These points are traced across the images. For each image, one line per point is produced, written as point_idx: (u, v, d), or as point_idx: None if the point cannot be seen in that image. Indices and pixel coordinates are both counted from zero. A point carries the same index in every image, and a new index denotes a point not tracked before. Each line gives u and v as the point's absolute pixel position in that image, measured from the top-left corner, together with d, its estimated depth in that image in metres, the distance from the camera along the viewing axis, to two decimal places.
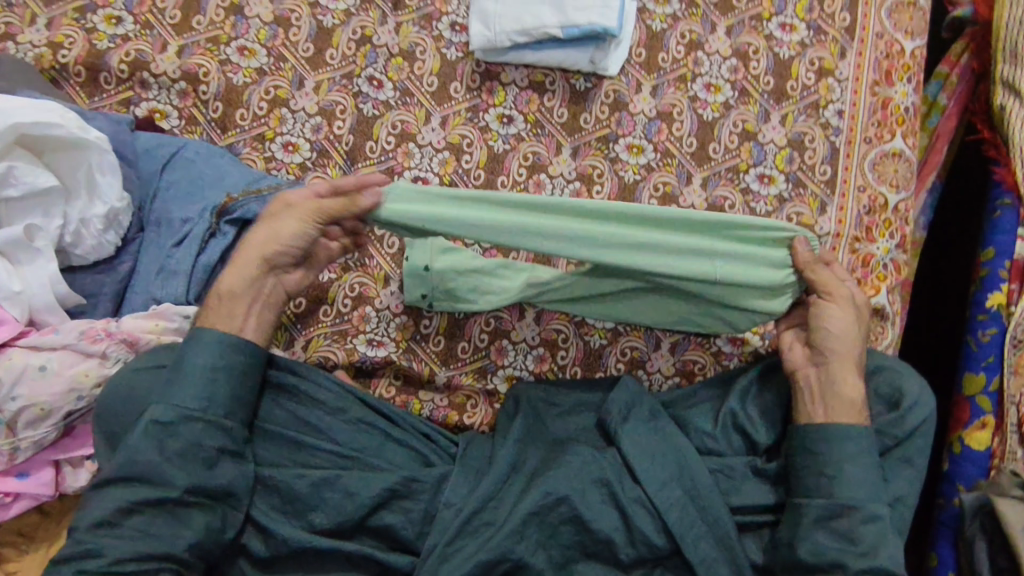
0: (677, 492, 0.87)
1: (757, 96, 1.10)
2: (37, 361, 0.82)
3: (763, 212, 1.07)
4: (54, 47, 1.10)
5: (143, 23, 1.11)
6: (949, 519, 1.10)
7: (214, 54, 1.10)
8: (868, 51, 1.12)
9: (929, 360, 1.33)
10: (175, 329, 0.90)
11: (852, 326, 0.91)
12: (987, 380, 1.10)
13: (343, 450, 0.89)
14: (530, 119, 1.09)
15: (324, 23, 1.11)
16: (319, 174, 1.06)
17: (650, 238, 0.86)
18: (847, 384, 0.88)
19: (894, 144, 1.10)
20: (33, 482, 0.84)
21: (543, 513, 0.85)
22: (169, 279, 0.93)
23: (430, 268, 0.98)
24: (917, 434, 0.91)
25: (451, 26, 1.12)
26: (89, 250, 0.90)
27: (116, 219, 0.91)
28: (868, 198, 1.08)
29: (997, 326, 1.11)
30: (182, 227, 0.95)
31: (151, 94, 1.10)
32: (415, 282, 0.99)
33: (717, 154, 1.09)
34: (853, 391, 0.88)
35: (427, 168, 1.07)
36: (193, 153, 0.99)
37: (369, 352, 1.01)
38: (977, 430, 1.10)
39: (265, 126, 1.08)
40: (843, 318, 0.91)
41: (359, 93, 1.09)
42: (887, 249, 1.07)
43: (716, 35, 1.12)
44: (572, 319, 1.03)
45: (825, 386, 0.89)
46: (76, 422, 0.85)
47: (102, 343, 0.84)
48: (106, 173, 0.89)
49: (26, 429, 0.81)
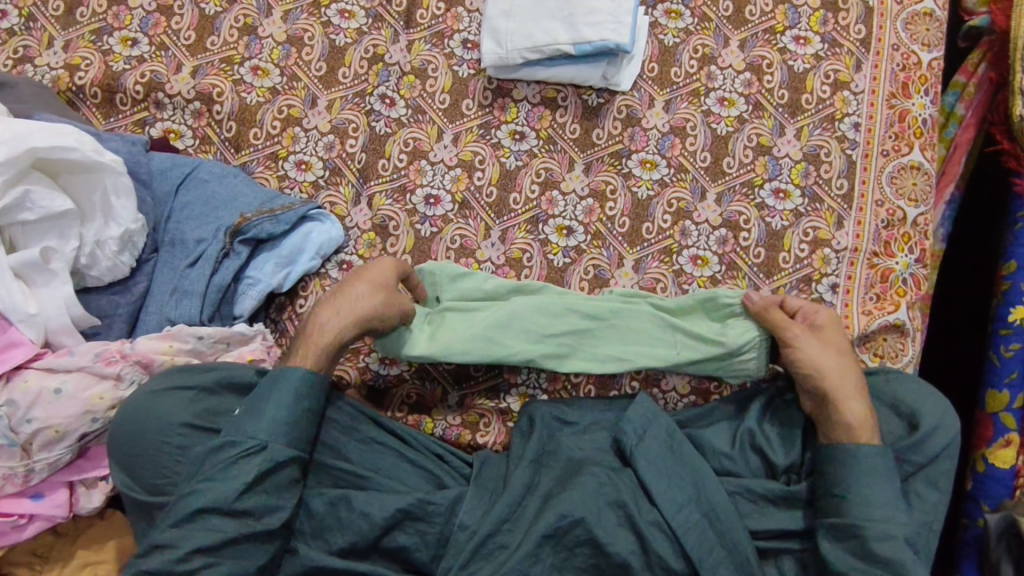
0: (695, 515, 0.85)
1: (771, 110, 1.09)
2: (52, 383, 0.82)
3: (779, 227, 1.06)
4: (71, 70, 1.11)
5: (158, 44, 1.12)
6: (972, 539, 1.08)
7: (227, 74, 1.11)
8: (884, 64, 1.10)
9: (950, 378, 1.30)
10: (190, 350, 0.90)
11: (829, 351, 0.93)
12: (1011, 398, 1.08)
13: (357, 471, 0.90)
14: (543, 135, 1.09)
15: (336, 42, 1.12)
16: (331, 192, 1.07)
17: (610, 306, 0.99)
18: (850, 408, 0.88)
19: (912, 157, 1.08)
20: (48, 503, 0.83)
21: (559, 535, 0.83)
22: (183, 299, 0.93)
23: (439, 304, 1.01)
24: (943, 454, 0.88)
25: (463, 44, 1.12)
26: (104, 272, 0.91)
27: (131, 241, 0.92)
28: (886, 212, 1.06)
29: (1021, 342, 1.08)
30: (196, 248, 0.95)
31: (166, 114, 1.11)
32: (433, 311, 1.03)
33: (731, 169, 1.08)
34: (863, 415, 0.88)
35: (439, 185, 1.07)
36: (207, 173, 0.99)
37: (381, 370, 1.01)
38: (1002, 447, 1.07)
39: (278, 145, 1.09)
40: (817, 343, 0.94)
41: (371, 111, 1.09)
42: (906, 263, 1.06)
43: (729, 49, 1.11)
44: None
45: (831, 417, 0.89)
46: (90, 443, 0.85)
47: (117, 365, 0.85)
48: (121, 196, 0.90)
49: (42, 451, 0.81)
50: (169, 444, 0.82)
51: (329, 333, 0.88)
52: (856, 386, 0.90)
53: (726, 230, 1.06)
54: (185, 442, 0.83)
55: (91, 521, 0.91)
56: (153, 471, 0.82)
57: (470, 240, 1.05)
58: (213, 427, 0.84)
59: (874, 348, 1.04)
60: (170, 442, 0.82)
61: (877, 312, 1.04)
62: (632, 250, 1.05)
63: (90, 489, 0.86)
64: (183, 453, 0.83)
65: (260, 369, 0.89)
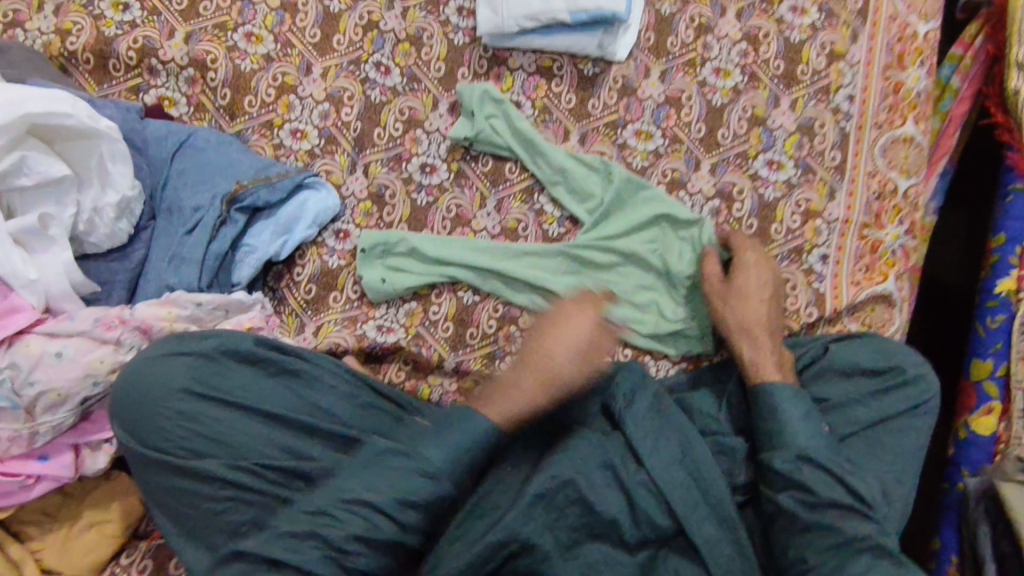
0: (682, 475, 0.88)
1: (766, 81, 1.09)
2: (53, 347, 0.83)
3: (772, 198, 1.07)
4: (63, 35, 1.10)
5: (150, 10, 1.11)
6: (953, 502, 1.12)
7: (221, 40, 1.10)
8: (880, 35, 1.10)
9: (937, 350, 1.32)
10: (188, 316, 0.91)
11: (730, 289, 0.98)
12: (995, 366, 1.11)
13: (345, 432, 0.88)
14: (538, 105, 1.09)
15: (330, 8, 1.11)
16: (327, 161, 1.07)
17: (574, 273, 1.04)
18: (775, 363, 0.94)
19: (905, 130, 1.08)
20: (53, 464, 0.85)
21: (549, 496, 0.85)
22: (181, 267, 0.94)
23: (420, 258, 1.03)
24: (921, 416, 0.91)
25: (459, 11, 1.11)
26: (103, 239, 0.91)
27: (128, 209, 0.92)
28: (878, 183, 1.08)
29: (1007, 312, 1.11)
30: (193, 216, 0.96)
31: (160, 81, 1.10)
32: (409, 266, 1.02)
33: (726, 140, 1.08)
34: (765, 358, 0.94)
35: (434, 155, 1.07)
36: (202, 141, 1.00)
37: (378, 338, 1.02)
38: (983, 415, 1.11)
39: (274, 113, 1.08)
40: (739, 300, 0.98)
41: (366, 79, 1.09)
42: (897, 235, 1.06)
43: (726, 19, 1.11)
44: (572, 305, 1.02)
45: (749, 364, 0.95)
46: (93, 406, 0.87)
47: (116, 330, 0.86)
48: (117, 163, 0.90)
49: (45, 414, 0.82)
50: (170, 409, 0.83)
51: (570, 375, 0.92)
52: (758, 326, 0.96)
53: (719, 201, 1.07)
54: (183, 409, 0.83)
55: (98, 482, 0.93)
56: (151, 435, 0.83)
57: (465, 210, 1.06)
58: (214, 393, 0.84)
59: (862, 317, 1.05)
60: (170, 407, 0.83)
61: (866, 283, 1.05)
62: None
63: (95, 452, 0.88)
64: (182, 419, 0.83)
65: (256, 337, 0.89)
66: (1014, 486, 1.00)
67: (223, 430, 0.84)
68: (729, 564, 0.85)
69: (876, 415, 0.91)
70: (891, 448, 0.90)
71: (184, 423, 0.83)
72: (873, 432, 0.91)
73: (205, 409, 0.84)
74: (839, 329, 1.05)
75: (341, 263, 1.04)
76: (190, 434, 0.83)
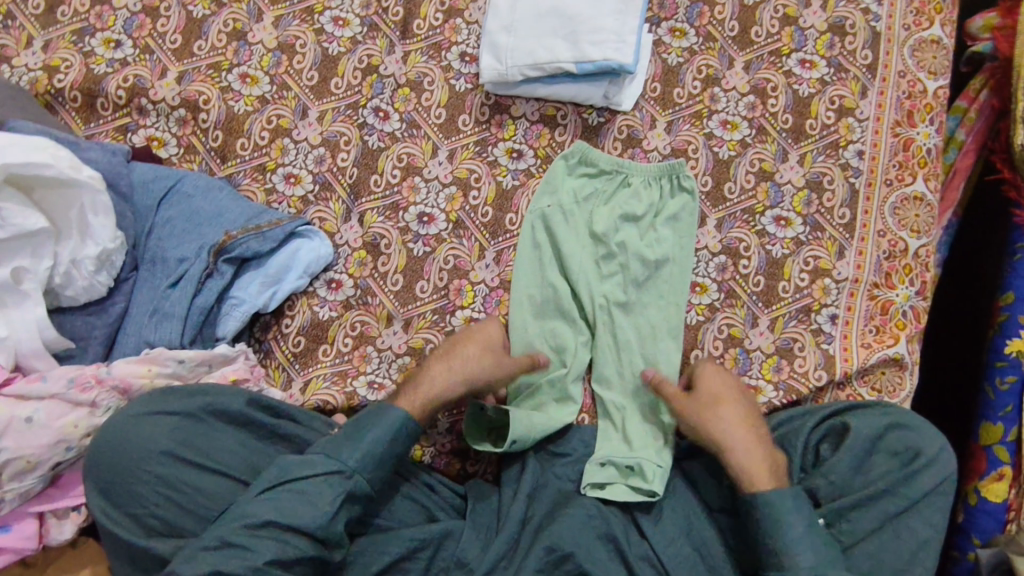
0: (686, 548, 0.88)
1: (774, 135, 1.07)
2: (23, 412, 0.77)
3: (780, 255, 1.04)
4: (50, 72, 1.06)
5: (142, 48, 1.08)
6: (964, 573, 1.08)
7: (215, 80, 1.06)
8: (890, 91, 1.08)
9: (938, 406, 1.30)
10: (170, 373, 0.87)
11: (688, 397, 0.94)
12: (1005, 431, 1.08)
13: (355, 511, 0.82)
14: (541, 154, 1.06)
15: (329, 51, 1.08)
16: (321, 208, 1.03)
17: (616, 316, 1.01)
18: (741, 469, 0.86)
19: (915, 188, 1.07)
20: (14, 535, 0.79)
21: (549, 570, 0.85)
22: (162, 322, 0.89)
23: (539, 243, 1.02)
24: (938, 491, 0.87)
25: (461, 57, 1.08)
26: (79, 292, 0.86)
27: (109, 260, 0.87)
28: (888, 243, 1.05)
29: (1017, 374, 1.08)
30: (178, 267, 0.92)
31: (149, 121, 1.06)
32: (529, 288, 1.01)
33: (733, 195, 1.06)
34: (759, 459, 0.87)
35: (433, 204, 1.04)
36: (191, 187, 0.96)
37: (370, 396, 0.97)
38: (994, 481, 1.08)
39: (266, 157, 1.05)
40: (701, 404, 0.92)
41: (364, 124, 1.06)
42: (907, 295, 1.04)
43: (734, 70, 1.09)
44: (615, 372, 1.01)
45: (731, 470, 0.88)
46: (64, 471, 0.82)
47: (92, 392, 0.81)
48: (98, 214, 0.85)
49: (10, 482, 0.77)
50: (147, 473, 0.79)
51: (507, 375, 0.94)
52: (739, 426, 0.89)
53: (726, 257, 1.04)
54: (160, 473, 0.79)
55: (60, 550, 0.86)
56: (122, 498, 0.79)
57: (463, 261, 1.02)
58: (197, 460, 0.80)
59: (872, 382, 1.02)
60: (148, 470, 0.79)
61: (877, 346, 1.02)
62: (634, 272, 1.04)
63: (61, 519, 0.82)
64: (160, 484, 0.79)
65: (251, 399, 0.85)
66: None
67: (205, 497, 0.80)
68: None
69: (895, 499, 0.87)
70: (908, 528, 0.86)
71: (163, 488, 0.79)
72: (891, 513, 0.86)
73: (187, 474, 0.80)
74: (849, 393, 1.02)
75: (333, 314, 0.99)
76: (165, 503, 0.79)
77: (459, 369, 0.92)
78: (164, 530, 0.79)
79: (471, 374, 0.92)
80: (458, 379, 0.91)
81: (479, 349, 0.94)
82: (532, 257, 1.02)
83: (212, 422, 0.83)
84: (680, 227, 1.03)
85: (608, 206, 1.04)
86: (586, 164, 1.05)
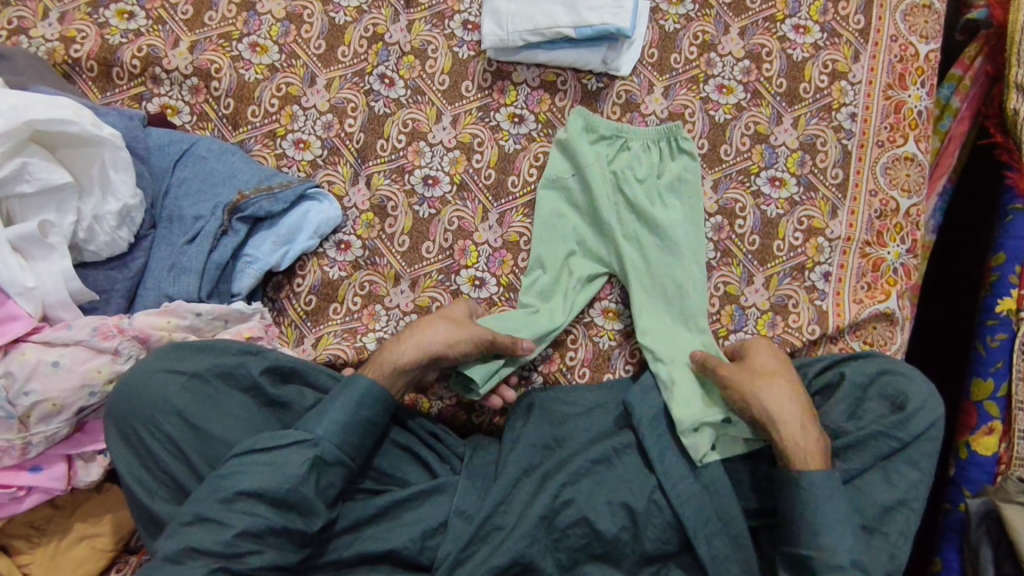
0: (696, 486, 0.89)
1: (769, 98, 1.10)
2: (49, 356, 0.83)
3: (774, 215, 1.07)
4: (66, 42, 1.10)
5: (155, 18, 1.11)
6: (955, 523, 1.10)
7: (225, 50, 1.10)
8: (882, 55, 1.11)
9: (934, 366, 1.33)
10: (187, 326, 0.91)
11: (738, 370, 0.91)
12: (995, 386, 1.10)
13: (356, 460, 0.85)
14: (542, 119, 1.09)
15: (335, 20, 1.11)
16: (329, 172, 1.07)
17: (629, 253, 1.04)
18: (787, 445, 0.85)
19: (906, 149, 1.09)
20: (45, 476, 0.85)
21: (552, 516, 0.87)
22: (180, 276, 0.93)
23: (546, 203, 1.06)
24: (927, 436, 0.90)
25: (463, 25, 1.11)
26: (102, 247, 0.91)
27: (129, 216, 0.92)
28: (880, 202, 1.08)
29: (1007, 332, 1.10)
30: (195, 224, 0.96)
31: (163, 90, 1.10)
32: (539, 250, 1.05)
33: (729, 156, 1.09)
34: (813, 442, 0.85)
35: (437, 167, 1.07)
36: (205, 150, 1.00)
37: None
38: (984, 435, 1.10)
39: (277, 123, 1.08)
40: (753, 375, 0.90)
41: (370, 90, 1.09)
42: (898, 253, 1.07)
43: (730, 36, 1.11)
44: (618, 330, 1.04)
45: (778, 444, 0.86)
46: (88, 417, 0.86)
47: (114, 340, 0.85)
48: (120, 170, 0.90)
49: (39, 424, 0.82)
50: (160, 430, 0.83)
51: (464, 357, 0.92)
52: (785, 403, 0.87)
53: (722, 217, 1.07)
54: (172, 430, 0.83)
55: (88, 495, 0.92)
56: (137, 452, 0.83)
57: (467, 223, 1.06)
58: (204, 420, 0.83)
59: (863, 335, 1.06)
60: (160, 427, 0.83)
61: (868, 301, 1.05)
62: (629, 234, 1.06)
63: (88, 462, 0.87)
64: (171, 440, 0.83)
65: (266, 365, 0.87)
66: (1018, 508, 1.00)
67: (210, 453, 0.83)
68: None
69: (889, 440, 0.89)
70: (899, 473, 0.89)
71: (176, 444, 0.83)
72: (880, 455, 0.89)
73: (197, 432, 0.83)
74: (841, 346, 1.05)
75: (342, 273, 1.03)
76: (174, 457, 0.83)
77: (409, 337, 0.91)
78: (173, 484, 0.83)
79: (429, 340, 0.91)
80: (409, 347, 0.90)
81: (431, 319, 0.93)
82: (541, 217, 1.06)
83: (221, 385, 0.86)
84: (688, 189, 1.06)
85: (612, 165, 1.07)
86: (587, 126, 1.08)
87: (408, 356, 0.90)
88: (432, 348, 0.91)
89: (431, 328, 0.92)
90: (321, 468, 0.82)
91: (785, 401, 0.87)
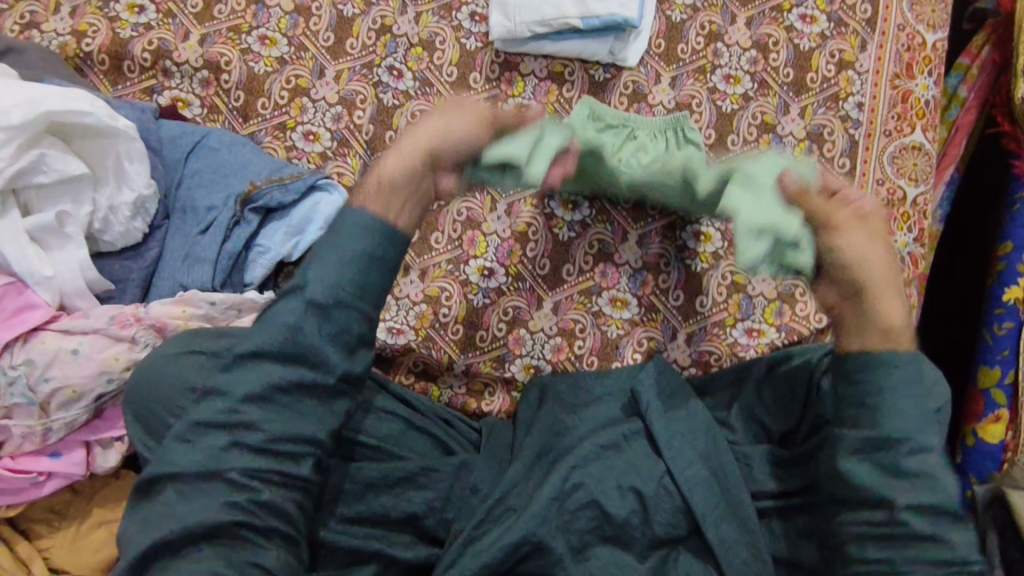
0: (706, 470, 0.88)
1: (776, 88, 1.10)
2: (69, 344, 0.84)
3: None
4: (78, 36, 1.11)
5: (165, 12, 1.12)
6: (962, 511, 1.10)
7: (235, 43, 1.11)
8: (889, 44, 1.11)
9: (941, 355, 1.33)
10: (202, 315, 0.92)
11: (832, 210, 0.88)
12: (1002, 374, 1.11)
13: None
14: (549, 110, 1.10)
15: (344, 13, 1.12)
16: (339, 164, 1.08)
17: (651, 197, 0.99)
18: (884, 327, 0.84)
19: (913, 138, 1.10)
20: (65, 461, 0.86)
21: (562, 498, 0.86)
22: (194, 266, 0.95)
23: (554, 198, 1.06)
24: None
25: (471, 16, 1.12)
26: (117, 237, 0.93)
27: (143, 207, 0.94)
28: (887, 191, 1.09)
29: (1014, 320, 1.11)
30: (207, 215, 0.97)
31: (173, 83, 1.11)
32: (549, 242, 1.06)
33: (736, 146, 1.09)
34: (897, 305, 0.85)
35: None
36: (217, 141, 1.01)
37: (389, 340, 1.02)
38: (992, 423, 1.10)
39: (287, 115, 1.09)
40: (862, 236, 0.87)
41: (379, 82, 1.10)
42: (904, 242, 1.08)
43: (736, 27, 1.12)
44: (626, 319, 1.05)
45: (862, 317, 0.85)
46: (105, 404, 0.87)
47: (132, 328, 0.86)
48: (134, 161, 0.92)
49: (59, 411, 0.84)
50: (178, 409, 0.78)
51: (468, 128, 0.89)
52: (883, 277, 0.86)
53: None
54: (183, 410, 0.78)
55: (106, 481, 0.94)
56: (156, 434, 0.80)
57: (476, 213, 1.07)
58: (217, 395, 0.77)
59: None
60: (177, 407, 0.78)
61: None
62: (636, 225, 1.07)
63: (106, 449, 0.88)
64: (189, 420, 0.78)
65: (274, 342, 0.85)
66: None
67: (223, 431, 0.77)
68: (743, 565, 0.85)
69: None
70: None
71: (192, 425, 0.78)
72: None
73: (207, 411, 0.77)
74: None
75: None
76: None
77: (398, 148, 0.88)
78: None
79: (417, 133, 0.88)
80: (397, 156, 0.87)
81: (418, 119, 0.91)
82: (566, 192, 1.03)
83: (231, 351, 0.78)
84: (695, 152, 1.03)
85: (619, 133, 1.05)
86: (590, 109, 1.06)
87: (399, 164, 0.86)
88: (423, 138, 0.88)
89: (424, 123, 0.89)
90: (331, 452, 0.83)
91: (886, 271, 0.86)
